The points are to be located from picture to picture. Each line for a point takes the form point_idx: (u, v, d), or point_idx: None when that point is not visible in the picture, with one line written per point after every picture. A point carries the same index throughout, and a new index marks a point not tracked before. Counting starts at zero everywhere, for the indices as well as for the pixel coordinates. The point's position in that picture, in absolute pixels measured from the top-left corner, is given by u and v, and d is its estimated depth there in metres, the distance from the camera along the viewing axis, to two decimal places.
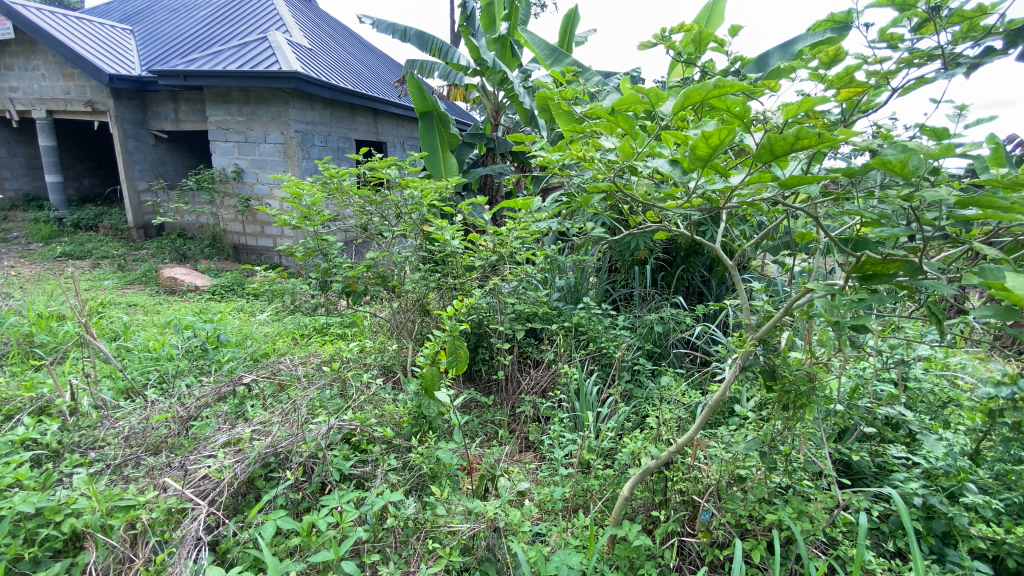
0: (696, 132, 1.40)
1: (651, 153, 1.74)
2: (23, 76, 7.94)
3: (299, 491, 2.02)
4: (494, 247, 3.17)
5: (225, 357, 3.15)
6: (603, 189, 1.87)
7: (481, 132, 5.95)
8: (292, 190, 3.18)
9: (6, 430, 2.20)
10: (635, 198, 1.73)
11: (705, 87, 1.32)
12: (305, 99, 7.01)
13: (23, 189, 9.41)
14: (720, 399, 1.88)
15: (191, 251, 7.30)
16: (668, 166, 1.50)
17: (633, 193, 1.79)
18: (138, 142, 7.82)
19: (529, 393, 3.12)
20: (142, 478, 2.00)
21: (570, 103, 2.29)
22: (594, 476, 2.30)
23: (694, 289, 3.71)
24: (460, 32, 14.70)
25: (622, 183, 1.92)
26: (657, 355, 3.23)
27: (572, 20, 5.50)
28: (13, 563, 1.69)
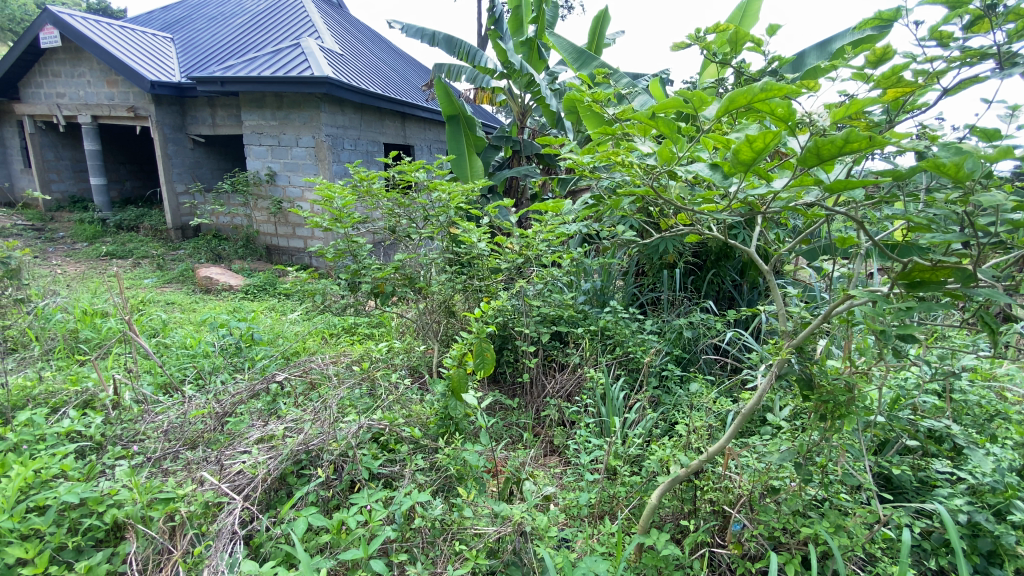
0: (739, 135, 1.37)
1: (689, 157, 1.71)
2: (70, 82, 8.32)
3: (329, 489, 2.05)
4: (520, 249, 3.17)
5: (258, 355, 3.24)
6: (639, 193, 1.85)
7: (507, 134, 5.96)
8: (324, 193, 3.25)
9: (54, 422, 2.30)
10: (672, 201, 1.70)
11: (751, 91, 1.29)
12: (335, 104, 7.15)
13: (69, 191, 9.86)
14: (753, 407, 1.82)
15: (225, 252, 7.52)
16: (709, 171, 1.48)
17: (669, 197, 1.76)
18: (177, 146, 8.10)
19: (554, 396, 3.09)
20: (180, 471, 2.06)
21: (601, 106, 2.27)
22: (621, 482, 2.26)
23: (725, 294, 3.63)
24: (488, 34, 14.81)
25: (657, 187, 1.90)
26: (686, 361, 3.16)
27: (601, 22, 5.47)
28: (58, 551, 1.76)
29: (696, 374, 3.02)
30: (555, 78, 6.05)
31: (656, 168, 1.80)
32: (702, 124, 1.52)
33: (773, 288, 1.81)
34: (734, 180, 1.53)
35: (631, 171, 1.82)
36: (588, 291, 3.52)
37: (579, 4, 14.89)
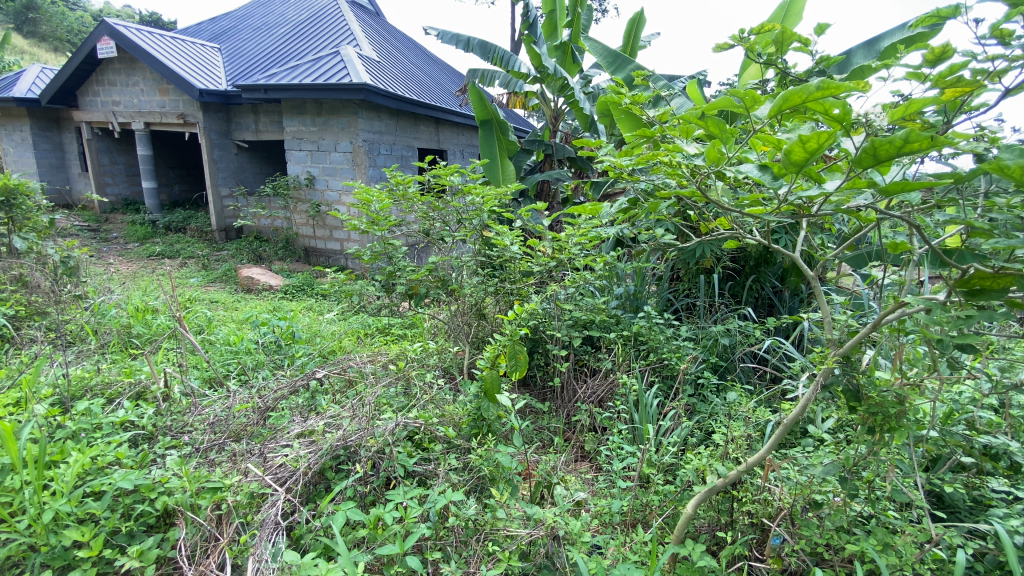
0: (791, 136, 1.34)
1: (737, 159, 1.68)
2: (125, 91, 8.78)
3: (366, 485, 2.09)
4: (553, 253, 3.16)
5: (297, 352, 3.33)
6: (683, 194, 1.83)
7: (539, 138, 5.96)
8: (362, 197, 3.32)
9: (110, 412, 2.43)
10: (718, 204, 1.67)
11: (806, 90, 1.27)
12: (372, 110, 7.32)
13: (122, 194, 10.39)
14: (797, 417, 1.76)
15: (266, 253, 7.78)
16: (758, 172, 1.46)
17: (715, 200, 1.73)
18: (223, 151, 8.44)
19: (586, 401, 3.06)
20: (225, 462, 2.14)
21: (642, 108, 2.26)
22: (655, 491, 2.22)
23: (764, 300, 3.53)
24: (522, 38, 14.89)
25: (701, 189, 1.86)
26: (722, 369, 3.09)
27: (637, 24, 5.43)
28: (112, 535, 1.85)
29: (733, 383, 2.94)
30: (589, 81, 6.04)
31: (701, 169, 1.78)
32: (752, 124, 1.50)
33: (820, 294, 1.75)
34: (784, 181, 1.50)
35: (677, 172, 1.80)
36: (621, 296, 3.48)
37: (615, 6, 14.86)
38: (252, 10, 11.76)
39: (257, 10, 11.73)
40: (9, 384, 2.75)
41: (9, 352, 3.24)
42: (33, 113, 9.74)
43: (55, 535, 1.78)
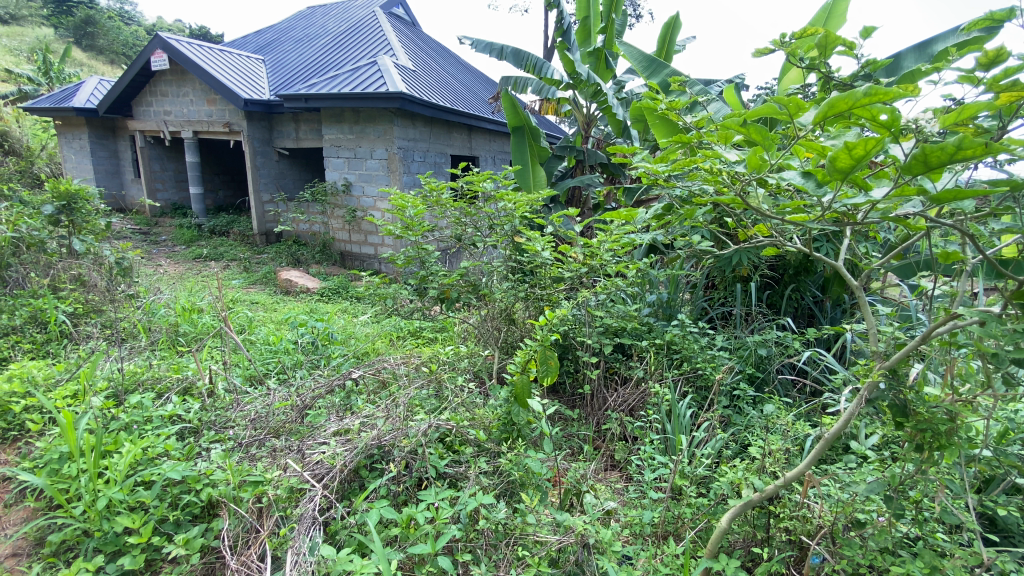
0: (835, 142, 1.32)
1: (779, 166, 1.65)
2: (176, 101, 9.23)
3: (398, 484, 2.14)
4: (585, 259, 3.14)
5: (333, 353, 3.43)
6: (722, 201, 1.81)
7: (571, 144, 5.96)
8: (397, 203, 3.40)
9: (159, 406, 2.55)
10: (759, 212, 1.65)
11: (853, 96, 1.24)
12: (407, 118, 7.48)
13: (172, 199, 10.91)
14: (838, 431, 1.70)
15: (304, 256, 8.03)
16: (801, 179, 1.43)
17: (757, 208, 1.70)
18: (265, 158, 8.77)
19: (616, 410, 3.03)
20: (266, 457, 2.22)
21: (678, 114, 2.25)
22: (687, 503, 2.18)
23: (804, 310, 3.43)
24: (555, 45, 14.97)
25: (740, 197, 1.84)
26: (759, 380, 3.01)
27: (673, 28, 5.38)
28: (160, 523, 1.95)
29: (771, 396, 2.86)
30: (622, 87, 6.01)
31: (741, 177, 1.76)
32: (796, 131, 1.48)
33: (864, 304, 1.70)
34: (828, 188, 1.47)
35: (717, 179, 1.79)
36: (653, 303, 3.44)
37: (648, 11, 14.79)
38: (294, 23, 12.22)
39: (298, 23, 12.17)
40: (69, 377, 2.94)
41: (68, 347, 3.45)
42: (92, 122, 10.34)
43: (108, 521, 1.90)
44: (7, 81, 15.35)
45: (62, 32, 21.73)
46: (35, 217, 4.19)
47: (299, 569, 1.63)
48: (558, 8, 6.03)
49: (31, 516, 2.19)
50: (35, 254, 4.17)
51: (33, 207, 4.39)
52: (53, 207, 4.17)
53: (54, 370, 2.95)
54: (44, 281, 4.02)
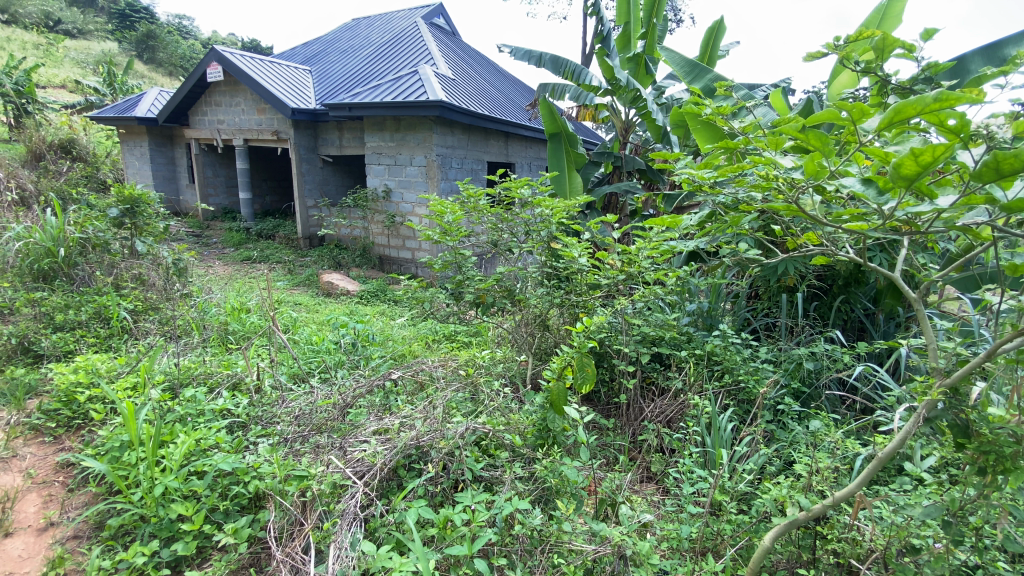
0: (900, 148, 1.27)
1: (836, 173, 1.60)
2: (229, 110, 9.70)
3: (435, 485, 2.17)
4: (622, 266, 3.08)
5: (372, 353, 3.52)
6: (774, 209, 1.77)
7: (609, 150, 5.90)
8: (436, 208, 3.45)
9: (210, 400, 2.68)
10: (815, 220, 1.60)
11: (922, 101, 1.20)
12: (446, 125, 7.60)
13: (223, 203, 11.44)
14: (894, 450, 1.63)
15: (345, 260, 8.26)
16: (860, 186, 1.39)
17: (811, 215, 1.66)
18: (310, 165, 9.09)
19: (653, 420, 2.96)
20: (309, 453, 2.29)
21: (727, 121, 2.22)
22: (727, 519, 2.12)
23: (854, 323, 3.29)
24: (593, 50, 14.95)
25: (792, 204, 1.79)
26: (806, 396, 2.89)
27: (717, 32, 5.28)
28: (211, 512, 2.05)
29: (818, 412, 2.75)
30: (662, 93, 5.94)
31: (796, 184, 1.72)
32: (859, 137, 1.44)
33: (923, 319, 1.64)
34: (891, 196, 1.43)
35: (771, 186, 1.76)
36: (693, 312, 3.37)
37: (690, 15, 14.60)
38: (339, 35, 12.65)
39: (343, 34, 12.60)
40: (129, 370, 3.12)
41: (129, 341, 3.67)
42: (152, 131, 10.98)
43: (163, 508, 2.01)
44: (76, 91, 16.45)
45: (126, 47, 23.18)
46: (101, 220, 4.49)
47: (341, 563, 1.67)
48: (598, 15, 6.03)
49: (93, 500, 2.33)
50: (100, 254, 4.45)
51: (99, 210, 4.71)
52: (119, 210, 4.48)
53: (116, 363, 3.13)
54: (108, 279, 4.28)
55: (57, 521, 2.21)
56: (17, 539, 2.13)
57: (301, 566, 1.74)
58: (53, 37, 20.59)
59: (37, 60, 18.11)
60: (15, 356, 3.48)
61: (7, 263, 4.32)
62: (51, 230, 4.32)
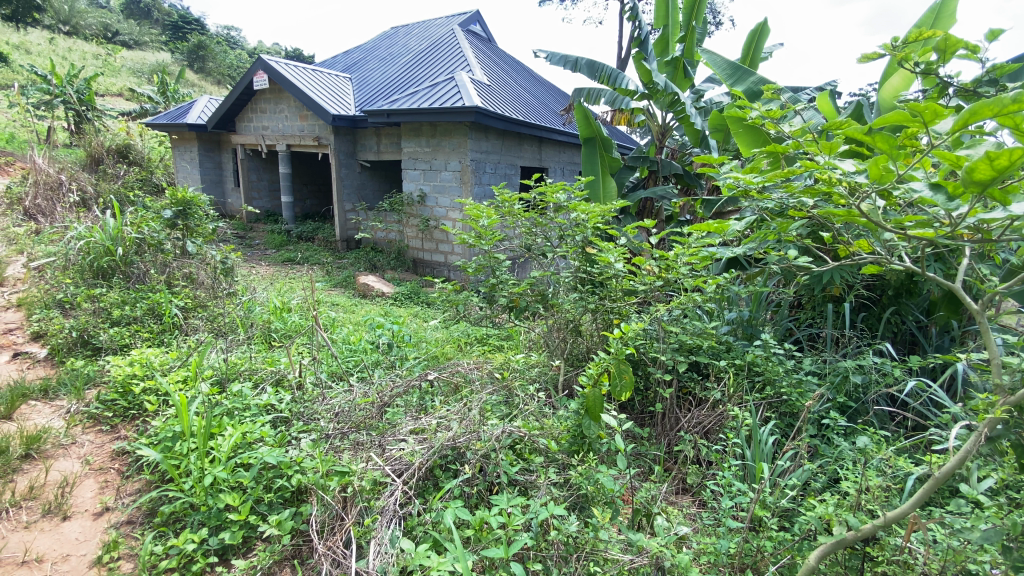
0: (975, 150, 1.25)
1: (902, 178, 1.57)
2: (273, 117, 10.05)
3: (471, 487, 2.19)
4: (659, 272, 3.05)
5: (408, 354, 3.58)
6: (833, 214, 1.74)
7: (644, 155, 5.82)
8: (471, 213, 3.49)
9: (256, 395, 2.79)
10: (877, 225, 1.57)
11: (1000, 102, 1.18)
12: (481, 130, 7.68)
13: (266, 206, 11.88)
14: (951, 471, 1.55)
15: (380, 263, 8.44)
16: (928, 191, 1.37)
17: (874, 221, 1.62)
18: (349, 169, 9.34)
19: (690, 431, 2.88)
20: (349, 449, 2.35)
21: (776, 125, 2.18)
22: (768, 536, 2.04)
23: (905, 336, 3.13)
24: (629, 54, 14.80)
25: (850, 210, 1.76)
26: (852, 411, 2.77)
27: (759, 34, 5.17)
28: (257, 503, 2.13)
29: (866, 428, 2.63)
30: (701, 96, 5.83)
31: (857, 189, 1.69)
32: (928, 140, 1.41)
33: (987, 332, 1.57)
34: (960, 201, 1.40)
35: (830, 189, 1.73)
36: (732, 321, 3.29)
37: (729, 17, 14.32)
38: (377, 43, 12.96)
39: (382, 42, 12.91)
40: (180, 364, 3.27)
41: (180, 337, 3.85)
42: (202, 137, 11.51)
43: (212, 497, 2.10)
44: (132, 99, 17.43)
45: (178, 57, 24.41)
46: (156, 221, 4.74)
47: (382, 559, 1.72)
48: (636, 19, 5.99)
49: (146, 487, 2.45)
50: (154, 253, 4.68)
51: (154, 212, 4.99)
52: (172, 212, 4.77)
53: (168, 357, 3.29)
54: (161, 277, 4.50)
55: (112, 506, 2.34)
56: (76, 521, 2.25)
57: (342, 560, 1.80)
58: (112, 48, 21.88)
59: (98, 69, 19.26)
60: (77, 348, 3.70)
61: (70, 260, 4.61)
62: (110, 230, 4.59)
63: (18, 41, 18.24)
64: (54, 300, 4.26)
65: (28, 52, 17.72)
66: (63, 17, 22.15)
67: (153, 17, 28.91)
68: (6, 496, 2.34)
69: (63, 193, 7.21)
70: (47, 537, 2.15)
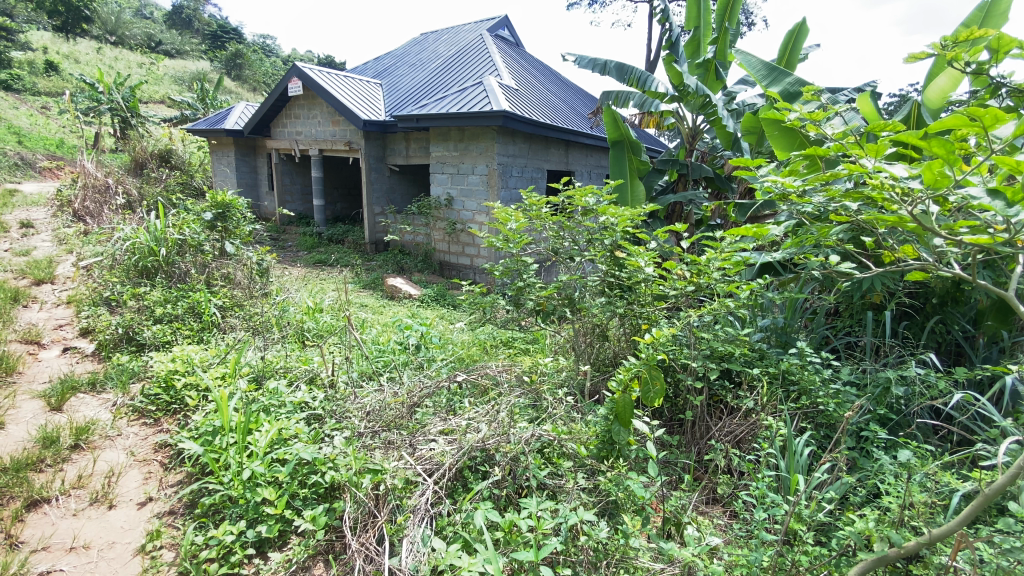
0: None
1: (960, 182, 1.55)
2: (306, 122, 10.32)
3: (500, 488, 2.20)
4: (691, 277, 2.99)
5: (436, 355, 3.61)
6: (883, 218, 1.71)
7: (674, 158, 5.74)
8: (500, 216, 3.51)
9: (291, 393, 2.88)
10: (933, 229, 1.54)
11: None
12: (508, 135, 7.72)
13: (298, 209, 12.19)
14: (1002, 489, 1.48)
15: (408, 265, 8.56)
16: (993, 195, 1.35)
17: (929, 225, 1.59)
18: (378, 173, 9.49)
19: (721, 440, 2.82)
20: (379, 448, 2.38)
21: (818, 127, 2.13)
22: (804, 550, 1.98)
23: (951, 346, 3.00)
24: (658, 57, 14.66)
25: (901, 216, 1.73)
26: (893, 423, 2.68)
27: (795, 34, 5.06)
28: (292, 498, 2.19)
29: (908, 441, 2.53)
30: (733, 98, 5.72)
31: (911, 193, 1.66)
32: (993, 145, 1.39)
33: None
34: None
35: (881, 193, 1.70)
36: (766, 328, 3.19)
37: (762, 19, 14.11)
38: (408, 50, 13.19)
39: (412, 48, 13.12)
40: (219, 361, 3.38)
41: (218, 335, 3.98)
42: (238, 142, 11.89)
43: (250, 491, 2.16)
44: (174, 107, 18.19)
45: (217, 65, 25.32)
46: (196, 223, 4.93)
47: (414, 557, 1.75)
48: (667, 21, 5.94)
49: (187, 479, 2.55)
50: (195, 253, 4.85)
51: (194, 214, 5.19)
52: (212, 215, 4.96)
53: (207, 354, 3.41)
54: (201, 277, 4.67)
55: (155, 496, 2.43)
56: (121, 510, 2.35)
57: (375, 555, 1.84)
58: (155, 57, 22.88)
59: (141, 78, 20.17)
60: (122, 344, 3.87)
61: (116, 259, 4.82)
62: (154, 232, 4.80)
63: (68, 52, 19.23)
64: (101, 298, 4.47)
65: (76, 62, 18.64)
66: (109, 27, 23.32)
67: (194, 26, 30.08)
68: (57, 484, 2.46)
69: (111, 196, 7.54)
70: (94, 525, 2.25)
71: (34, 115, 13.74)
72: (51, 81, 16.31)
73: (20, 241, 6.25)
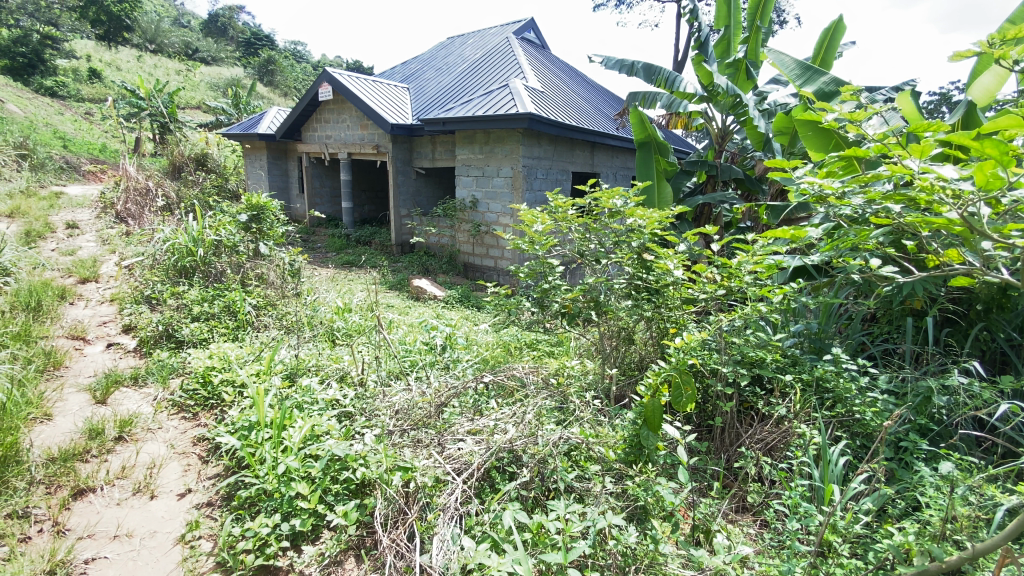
0: None
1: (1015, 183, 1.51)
2: (336, 126, 10.53)
3: (528, 490, 2.22)
4: (721, 280, 2.96)
5: (461, 356, 3.64)
6: (932, 221, 1.67)
7: (703, 159, 5.66)
8: (526, 218, 3.52)
9: (322, 390, 2.96)
10: (986, 232, 1.51)
11: None
12: (534, 137, 7.73)
13: (327, 211, 12.45)
14: None
15: (434, 267, 8.67)
16: None
17: (982, 228, 1.55)
18: (405, 176, 9.63)
19: (752, 447, 2.76)
20: (408, 446, 2.42)
21: (858, 127, 2.08)
22: (838, 562, 1.93)
23: (995, 355, 2.87)
24: (687, 58, 14.43)
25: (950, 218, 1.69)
26: (933, 434, 2.58)
27: (830, 32, 4.93)
28: (324, 493, 2.25)
29: (950, 453, 2.44)
30: (764, 98, 5.61)
31: (962, 196, 1.62)
32: None
33: None
34: None
35: (929, 196, 1.67)
36: (799, 333, 3.11)
37: (793, 17, 13.81)
38: (434, 54, 13.34)
39: (439, 52, 13.27)
40: (252, 359, 3.49)
41: (252, 333, 4.11)
42: (271, 145, 12.23)
43: (285, 485, 2.22)
44: (210, 112, 18.82)
45: (250, 71, 26.05)
46: (232, 225, 5.09)
47: (446, 555, 1.77)
48: (696, 21, 5.86)
49: (224, 472, 2.64)
50: (230, 254, 5.01)
51: (229, 216, 5.36)
52: (247, 217, 5.12)
53: (242, 352, 3.53)
54: (236, 277, 4.83)
55: (194, 488, 2.53)
56: (162, 501, 2.45)
57: (406, 552, 1.88)
58: (193, 64, 23.72)
59: (179, 84, 20.94)
60: (162, 341, 4.02)
61: (156, 259, 5.02)
62: (192, 233, 4.97)
63: (110, 60, 20.08)
64: (142, 296, 4.66)
65: (119, 70, 19.47)
66: (149, 36, 24.19)
67: (229, 34, 31.06)
68: (103, 474, 2.57)
69: (151, 198, 7.85)
70: (137, 514, 2.34)
71: (79, 121, 14.38)
72: (94, 88, 17.04)
73: (67, 241, 6.55)
